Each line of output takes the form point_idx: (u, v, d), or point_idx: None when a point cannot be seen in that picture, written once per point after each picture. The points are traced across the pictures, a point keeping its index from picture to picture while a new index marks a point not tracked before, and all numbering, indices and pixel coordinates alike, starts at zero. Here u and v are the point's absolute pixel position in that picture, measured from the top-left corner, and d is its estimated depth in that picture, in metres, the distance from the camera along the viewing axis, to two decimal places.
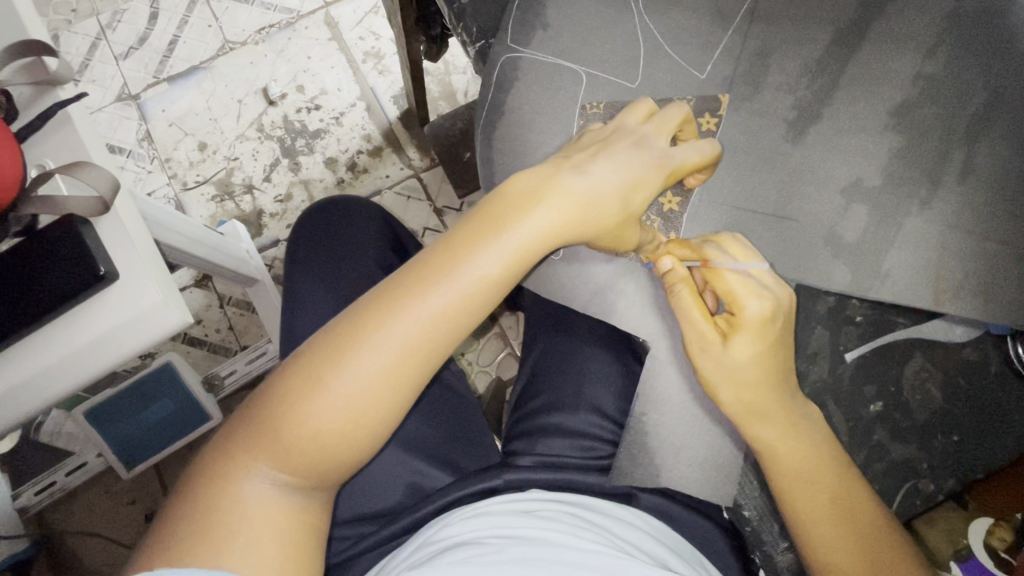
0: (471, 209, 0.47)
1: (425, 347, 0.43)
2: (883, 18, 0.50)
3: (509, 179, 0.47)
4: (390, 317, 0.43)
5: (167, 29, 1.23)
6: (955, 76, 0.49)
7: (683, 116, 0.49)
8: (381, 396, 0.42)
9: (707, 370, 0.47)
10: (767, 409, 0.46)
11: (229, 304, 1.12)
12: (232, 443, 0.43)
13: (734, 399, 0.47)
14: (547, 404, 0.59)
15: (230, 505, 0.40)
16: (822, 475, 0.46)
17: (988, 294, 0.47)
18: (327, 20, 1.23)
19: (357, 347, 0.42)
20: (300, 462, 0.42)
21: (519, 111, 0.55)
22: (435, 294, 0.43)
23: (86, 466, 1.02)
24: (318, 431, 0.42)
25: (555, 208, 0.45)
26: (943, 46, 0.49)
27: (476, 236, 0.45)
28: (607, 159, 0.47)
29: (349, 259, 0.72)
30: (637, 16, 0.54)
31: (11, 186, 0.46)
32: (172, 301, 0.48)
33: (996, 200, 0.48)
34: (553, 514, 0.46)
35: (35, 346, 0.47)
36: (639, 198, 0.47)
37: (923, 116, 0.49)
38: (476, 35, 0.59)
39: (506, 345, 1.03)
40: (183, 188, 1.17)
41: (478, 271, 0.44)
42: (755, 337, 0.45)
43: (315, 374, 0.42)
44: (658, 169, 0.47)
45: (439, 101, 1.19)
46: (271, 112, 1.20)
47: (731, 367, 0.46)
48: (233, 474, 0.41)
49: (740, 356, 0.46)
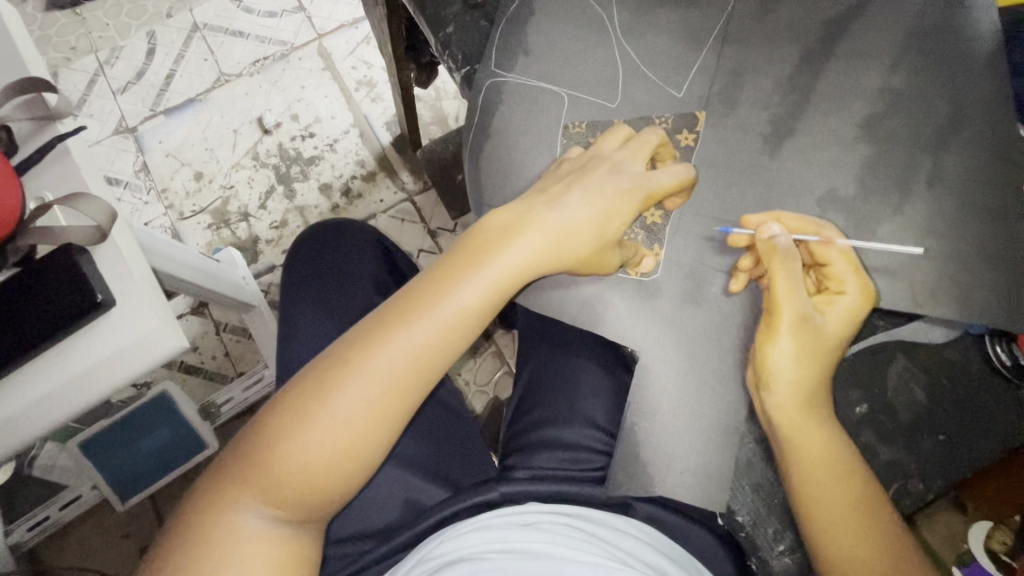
0: (452, 244, 0.49)
1: (411, 377, 0.44)
2: (849, 35, 0.53)
3: (487, 216, 0.49)
4: (375, 350, 0.44)
5: (163, 64, 1.26)
6: (920, 89, 0.51)
7: (659, 140, 0.51)
8: (368, 427, 0.43)
9: (797, 333, 0.46)
10: (814, 391, 0.46)
11: (225, 331, 1.13)
12: (223, 475, 0.43)
13: (796, 374, 0.45)
14: (541, 419, 0.59)
15: (219, 540, 0.40)
16: (834, 481, 0.45)
17: (965, 296, 0.48)
18: (320, 51, 1.27)
19: (343, 381, 0.43)
20: (289, 495, 0.42)
21: (506, 132, 0.57)
22: (419, 326, 0.44)
23: (79, 499, 1.01)
24: (306, 463, 0.42)
25: (533, 241, 0.47)
26: (907, 60, 0.52)
27: (458, 270, 0.46)
28: (583, 190, 0.49)
29: (343, 281, 0.73)
30: (615, 39, 0.56)
31: (11, 217, 0.47)
32: (169, 325, 0.49)
33: (966, 204, 0.49)
34: (552, 527, 0.46)
35: (34, 375, 0.48)
36: (615, 224, 0.49)
37: (890, 127, 0.51)
38: (461, 61, 0.60)
39: (503, 364, 1.03)
40: (180, 217, 1.19)
41: (461, 303, 0.45)
42: (848, 321, 0.47)
43: (302, 409, 0.43)
44: (632, 194, 0.49)
45: (430, 126, 1.22)
46: (265, 141, 1.22)
47: (821, 338, 0.46)
48: (220, 512, 0.41)
49: (831, 327, 0.47)
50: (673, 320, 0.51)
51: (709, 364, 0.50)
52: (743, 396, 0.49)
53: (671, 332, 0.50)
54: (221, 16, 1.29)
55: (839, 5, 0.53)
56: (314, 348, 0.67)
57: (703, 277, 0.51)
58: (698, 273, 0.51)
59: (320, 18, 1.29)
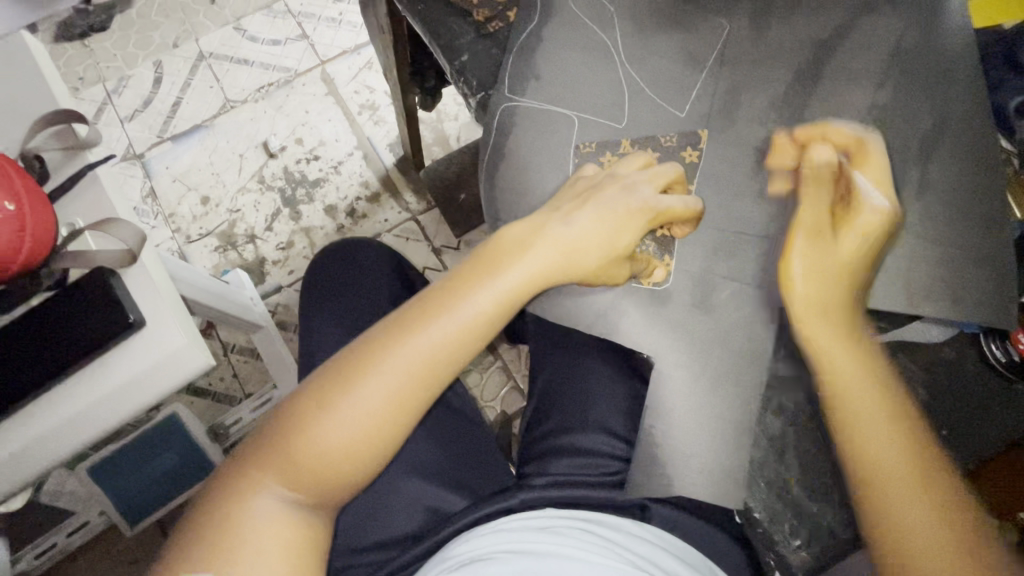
0: (469, 253, 0.52)
1: (426, 375, 0.46)
2: (838, 57, 0.56)
3: (503, 229, 0.52)
4: (396, 347, 0.46)
5: (170, 92, 1.30)
6: (902, 104, 0.54)
7: (676, 174, 0.53)
8: (384, 421, 0.45)
9: (809, 245, 0.48)
10: (834, 306, 0.47)
11: (233, 352, 1.14)
12: (247, 457, 0.45)
13: (810, 284, 0.47)
14: (558, 427, 0.61)
15: (241, 517, 0.42)
16: (871, 391, 0.45)
17: (955, 296, 0.51)
18: (323, 76, 1.30)
19: (365, 375, 0.45)
20: (309, 480, 0.44)
21: (519, 152, 0.59)
22: (437, 326, 0.46)
23: (87, 525, 1.00)
24: (326, 451, 0.44)
25: (544, 252, 0.50)
26: (890, 78, 0.55)
27: (473, 277, 0.49)
28: (593, 207, 0.51)
29: (359, 299, 0.74)
30: (619, 63, 0.59)
31: (46, 243, 0.49)
32: (197, 343, 0.51)
33: (953, 212, 0.52)
34: (566, 530, 0.48)
35: (70, 392, 0.50)
36: (626, 238, 0.51)
37: (880, 141, 0.54)
38: (476, 87, 0.63)
39: (510, 378, 1.05)
40: (187, 240, 1.21)
41: (475, 308, 0.47)
42: (866, 233, 0.49)
43: (324, 400, 0.44)
44: (640, 213, 0.51)
45: (432, 147, 1.26)
46: (271, 164, 1.25)
47: (836, 253, 0.48)
48: (243, 492, 0.43)
49: (849, 249, 0.48)
50: (684, 327, 0.53)
51: (720, 367, 0.52)
52: (753, 398, 0.51)
53: (682, 338, 0.53)
54: (227, 45, 1.33)
55: (825, 28, 0.57)
56: None
57: (710, 284, 0.54)
58: (705, 281, 0.54)
59: (322, 46, 1.33)
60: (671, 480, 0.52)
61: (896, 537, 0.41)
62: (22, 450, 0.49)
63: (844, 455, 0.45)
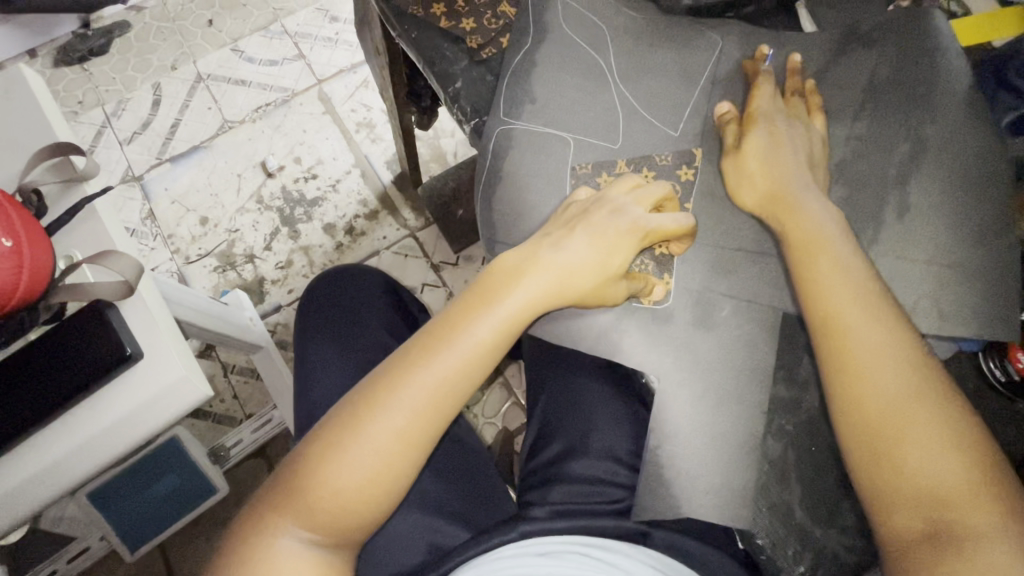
0: (468, 284, 0.51)
1: (433, 410, 0.46)
2: (823, 88, 0.58)
3: (498, 258, 0.52)
4: (401, 383, 0.45)
5: (168, 114, 1.31)
6: (881, 124, 0.56)
7: (665, 192, 0.53)
8: (393, 457, 0.44)
9: (729, 175, 0.55)
10: (778, 194, 0.53)
11: (233, 373, 1.14)
12: (266, 502, 0.44)
13: (750, 198, 0.54)
14: (561, 453, 0.61)
15: (264, 563, 0.42)
16: (857, 298, 0.47)
17: (943, 313, 0.51)
18: (320, 95, 1.32)
19: (373, 411, 0.45)
20: (326, 521, 0.43)
21: (515, 173, 0.59)
22: (440, 359, 0.46)
23: (88, 551, 0.99)
24: (340, 491, 0.43)
25: (541, 280, 0.50)
26: (869, 98, 0.57)
27: (472, 308, 0.49)
28: (584, 232, 0.51)
29: (358, 321, 0.75)
30: (613, 84, 0.60)
31: (43, 277, 0.49)
32: (195, 373, 0.51)
33: (939, 229, 0.53)
34: (569, 555, 0.47)
35: (68, 426, 0.49)
36: (618, 259, 0.51)
37: (860, 167, 0.55)
38: (470, 114, 0.63)
39: (511, 394, 1.05)
40: (186, 261, 1.21)
41: (475, 338, 0.47)
42: (763, 139, 0.55)
43: (335, 439, 0.44)
44: (631, 234, 0.51)
45: (429, 164, 1.26)
46: (269, 184, 1.26)
47: (744, 167, 0.55)
48: (265, 537, 0.43)
49: (756, 155, 0.55)
50: (685, 348, 0.52)
51: (725, 388, 0.51)
52: (755, 419, 0.50)
53: (684, 358, 0.52)
54: (224, 66, 1.34)
55: (811, 60, 0.59)
56: (333, 388, 0.69)
57: (710, 304, 0.53)
58: (704, 300, 0.53)
59: (319, 65, 1.34)
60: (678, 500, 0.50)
61: (885, 468, 0.43)
62: (22, 485, 0.48)
63: (823, 353, 0.47)
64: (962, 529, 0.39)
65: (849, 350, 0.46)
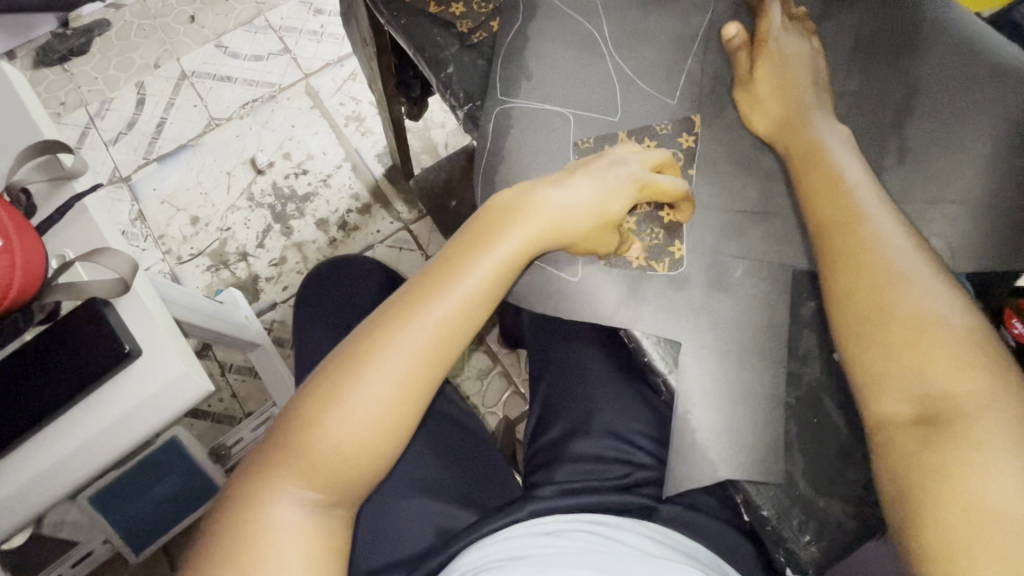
0: (461, 227, 0.51)
1: (432, 358, 0.46)
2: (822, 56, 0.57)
3: (491, 199, 0.52)
4: (401, 328, 0.45)
5: (154, 113, 1.29)
6: (876, 94, 0.55)
7: (663, 157, 0.53)
8: (394, 404, 0.44)
9: (744, 103, 0.56)
10: (788, 121, 0.53)
11: (231, 372, 1.13)
12: (264, 463, 0.43)
13: (764, 125, 0.55)
14: (569, 430, 0.62)
15: (263, 523, 0.41)
16: (857, 220, 0.47)
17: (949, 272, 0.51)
18: (308, 90, 1.30)
19: (374, 357, 0.44)
20: (328, 474, 0.43)
21: (513, 153, 0.58)
22: (439, 302, 0.46)
23: (91, 554, 0.98)
24: (342, 442, 0.43)
25: (533, 224, 0.50)
26: (864, 69, 0.56)
27: (469, 251, 0.49)
28: (582, 177, 0.52)
29: (357, 313, 0.75)
30: (610, 58, 0.59)
31: (36, 278, 0.49)
32: (195, 368, 0.50)
33: (940, 195, 0.52)
34: (574, 534, 0.47)
35: (70, 425, 0.49)
36: (618, 203, 0.51)
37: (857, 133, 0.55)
38: (463, 99, 0.62)
39: (510, 383, 1.05)
40: (178, 261, 1.20)
41: (472, 283, 0.47)
42: (774, 62, 0.55)
43: (336, 389, 0.44)
44: (631, 182, 0.51)
45: (420, 156, 1.26)
46: (259, 180, 1.25)
47: (756, 91, 0.55)
48: (266, 497, 0.42)
49: (769, 76, 0.55)
50: (697, 316, 0.52)
51: (729, 363, 0.50)
52: (763, 393, 0.50)
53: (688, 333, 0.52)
54: (209, 63, 1.32)
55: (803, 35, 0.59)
56: None
57: (712, 279, 0.53)
58: (707, 275, 0.53)
59: (305, 59, 1.32)
60: (696, 471, 0.49)
61: (884, 362, 0.42)
62: (25, 487, 0.48)
63: (824, 270, 0.47)
64: (959, 421, 0.38)
65: (858, 263, 0.45)
